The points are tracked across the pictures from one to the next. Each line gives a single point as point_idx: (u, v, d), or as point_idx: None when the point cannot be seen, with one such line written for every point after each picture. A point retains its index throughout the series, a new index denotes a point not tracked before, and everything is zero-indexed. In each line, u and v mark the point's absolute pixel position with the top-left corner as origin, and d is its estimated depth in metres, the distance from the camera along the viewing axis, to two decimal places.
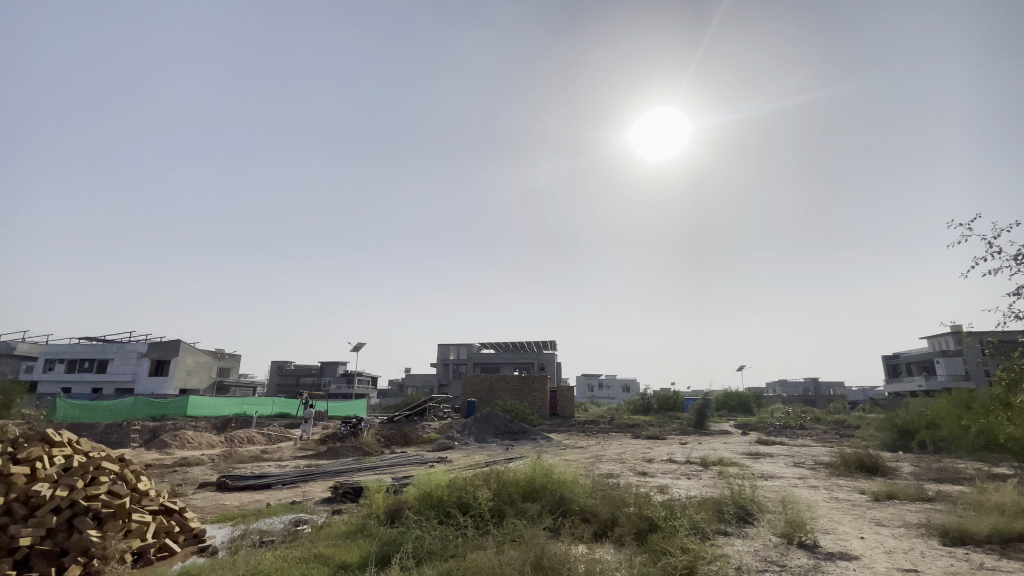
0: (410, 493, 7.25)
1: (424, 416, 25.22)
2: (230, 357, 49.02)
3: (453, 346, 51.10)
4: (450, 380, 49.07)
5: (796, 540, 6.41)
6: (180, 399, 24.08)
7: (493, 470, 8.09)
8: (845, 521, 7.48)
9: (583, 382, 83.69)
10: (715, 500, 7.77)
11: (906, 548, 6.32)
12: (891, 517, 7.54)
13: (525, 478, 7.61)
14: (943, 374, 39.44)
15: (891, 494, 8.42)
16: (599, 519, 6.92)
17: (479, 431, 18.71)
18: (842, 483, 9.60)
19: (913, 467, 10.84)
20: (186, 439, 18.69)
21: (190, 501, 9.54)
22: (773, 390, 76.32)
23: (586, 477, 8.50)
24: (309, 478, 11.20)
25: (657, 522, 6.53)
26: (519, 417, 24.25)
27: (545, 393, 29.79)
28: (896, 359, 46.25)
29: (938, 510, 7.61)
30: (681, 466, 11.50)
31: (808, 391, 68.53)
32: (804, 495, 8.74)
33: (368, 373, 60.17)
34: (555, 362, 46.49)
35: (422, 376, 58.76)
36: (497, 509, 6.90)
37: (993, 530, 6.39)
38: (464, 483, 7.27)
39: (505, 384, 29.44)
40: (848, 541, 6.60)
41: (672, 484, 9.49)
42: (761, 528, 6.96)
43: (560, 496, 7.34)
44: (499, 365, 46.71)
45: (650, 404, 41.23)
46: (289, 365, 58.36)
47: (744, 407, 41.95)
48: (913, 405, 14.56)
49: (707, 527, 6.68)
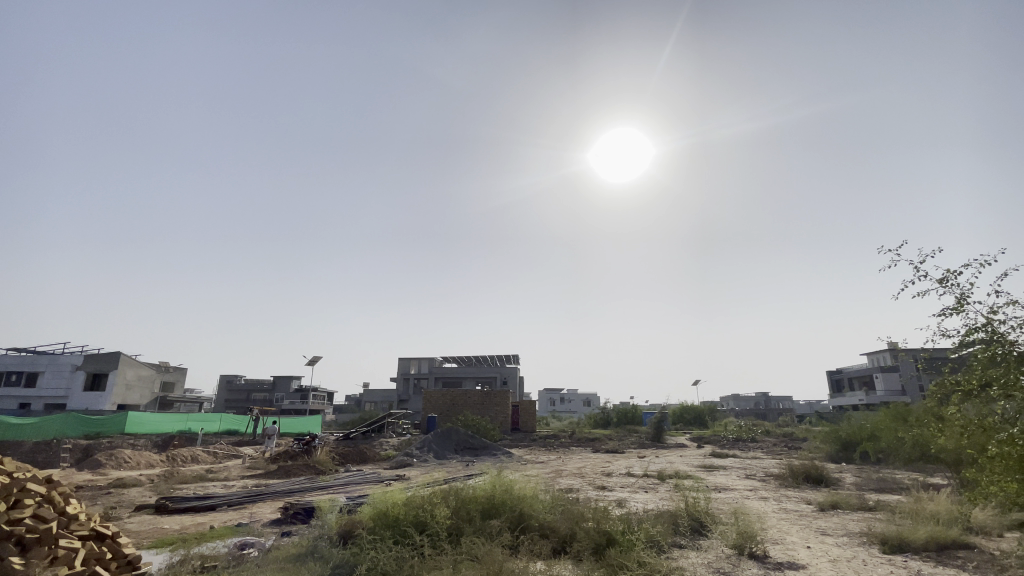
0: (364, 512, 7.00)
1: (382, 433, 24.57)
2: (175, 371, 46.50)
3: (414, 360, 50.20)
4: (411, 395, 48.10)
5: (747, 551, 6.59)
6: (118, 415, 22.50)
7: (451, 487, 7.94)
8: (792, 531, 7.76)
9: (545, 397, 84.02)
10: (671, 514, 7.92)
11: (849, 556, 6.60)
12: (835, 526, 7.88)
13: (484, 494, 7.50)
14: (882, 389, 41.84)
15: (834, 504, 8.81)
16: (558, 535, 6.91)
17: (439, 447, 18.37)
18: (790, 494, 9.97)
19: (855, 478, 11.39)
20: (123, 458, 17.49)
21: (124, 525, 8.88)
22: (727, 404, 78.90)
23: (546, 492, 8.47)
24: (258, 498, 10.66)
25: (615, 536, 6.58)
26: (480, 432, 24.04)
27: (508, 407, 29.65)
28: (839, 374, 48.78)
29: (878, 518, 8.02)
30: (639, 479, 11.66)
31: (758, 405, 71.39)
32: (755, 507, 9.01)
33: (324, 389, 58.28)
34: (517, 376, 46.48)
35: (382, 392, 57.39)
36: (455, 527, 6.76)
37: (928, 538, 6.74)
38: (421, 501, 7.09)
39: (467, 399, 29.15)
40: (795, 550, 6.82)
41: (630, 498, 9.59)
42: (714, 540, 7.11)
43: (519, 512, 7.26)
44: (461, 380, 46.32)
45: (611, 418, 41.77)
46: (239, 380, 55.94)
47: (699, 420, 43.10)
48: (855, 418, 15.33)
49: (663, 540, 6.78)
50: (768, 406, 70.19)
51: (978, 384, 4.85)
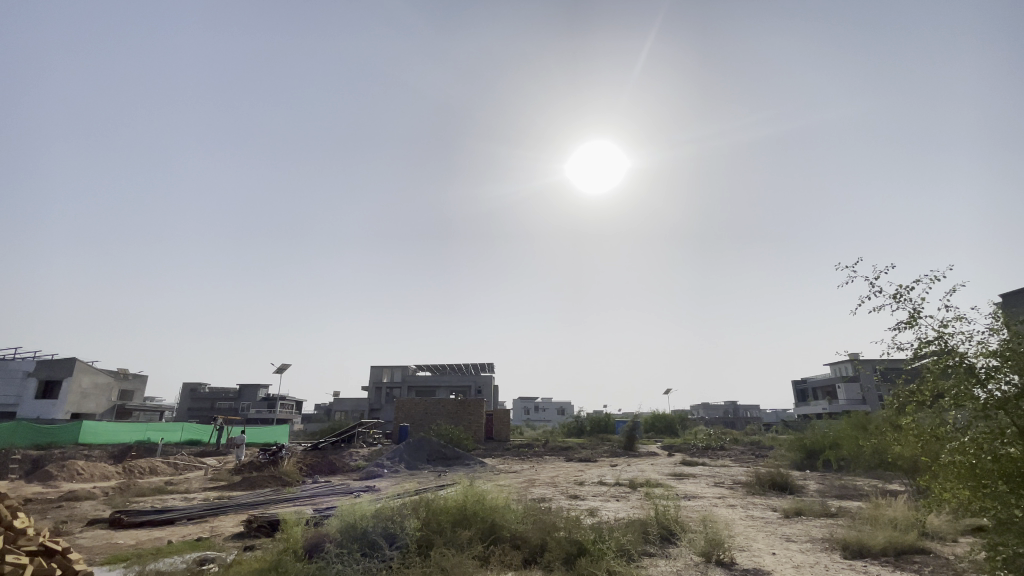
0: (332, 525, 6.83)
1: (352, 443, 24.07)
2: (134, 379, 44.66)
3: (386, 368, 49.37)
4: (383, 404, 47.36)
5: (714, 558, 6.69)
6: (72, 424, 21.42)
7: (422, 498, 7.82)
8: (758, 537, 7.92)
9: (519, 406, 84.04)
10: (641, 522, 7.99)
11: (812, 562, 6.76)
12: (799, 533, 8.07)
13: (455, 505, 7.41)
14: (844, 399, 43.14)
15: (799, 511, 9.04)
16: (529, 546, 6.86)
17: (410, 457, 18.12)
18: (756, 501, 10.18)
19: (818, 485, 11.72)
20: (76, 470, 16.62)
21: (75, 540, 8.44)
22: (697, 413, 80.26)
23: (518, 502, 8.41)
24: (220, 512, 10.28)
25: (586, 545, 6.59)
26: (453, 441, 23.79)
27: (481, 417, 29.44)
28: (804, 384, 50.32)
29: (840, 524, 8.25)
30: (610, 488, 11.73)
31: (727, 413, 72.97)
32: (723, 514, 9.16)
33: (293, 398, 56.80)
34: (491, 384, 46.29)
35: (353, 401, 56.29)
36: (426, 540, 6.66)
37: (887, 544, 6.97)
38: (391, 513, 6.96)
39: (440, 408, 28.83)
40: (761, 557, 6.96)
41: (601, 506, 9.63)
42: (683, 548, 7.19)
43: (490, 522, 7.18)
44: (435, 388, 45.89)
45: (584, 427, 42.01)
46: (203, 389, 54.09)
47: (671, 429, 43.74)
48: (819, 427, 15.79)
49: (633, 549, 6.83)
50: (735, 413, 73.38)
51: (932, 395, 5.05)
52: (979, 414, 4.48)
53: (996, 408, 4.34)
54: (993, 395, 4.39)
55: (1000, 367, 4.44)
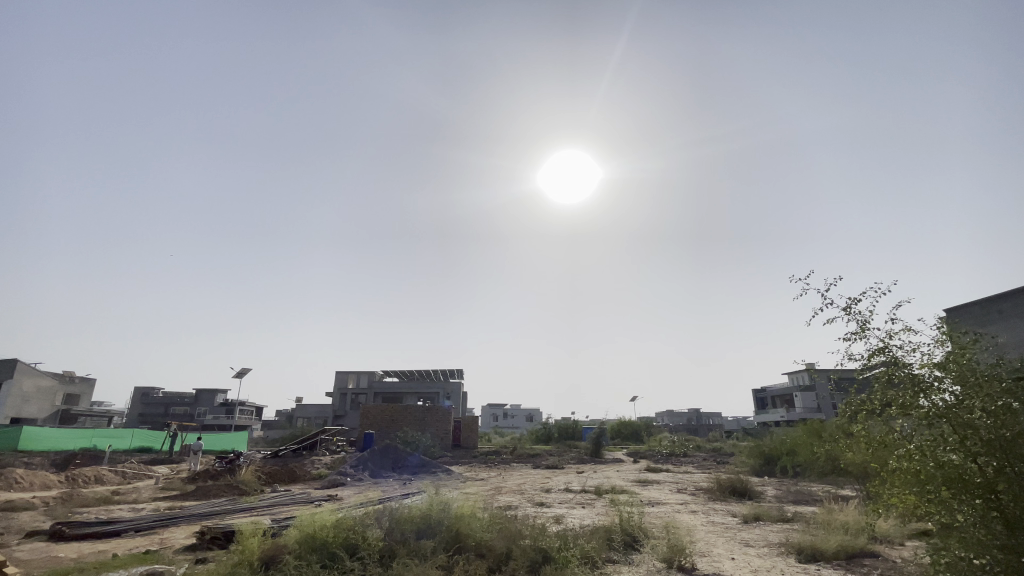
0: (290, 536, 6.63)
1: (314, 450, 23.42)
2: (82, 383, 42.41)
3: (352, 373, 48.40)
4: (348, 411, 46.36)
5: (676, 564, 6.80)
6: (11, 430, 20.12)
7: (385, 506, 7.67)
8: (718, 543, 8.10)
9: (488, 413, 83.86)
10: (605, 529, 8.07)
11: (769, 566, 6.95)
12: (757, 537, 8.30)
13: (420, 514, 7.29)
14: (800, 407, 44.80)
15: (757, 516, 9.29)
16: (493, 554, 6.80)
17: (375, 465, 17.74)
18: (717, 507, 10.43)
19: (775, 490, 12.10)
20: (14, 478, 15.58)
21: (10, 555, 7.88)
22: (662, 420, 81.84)
23: (484, 510, 8.34)
24: (170, 523, 9.79)
25: (550, 553, 6.65)
26: (420, 448, 23.49)
27: (449, 424, 29.16)
28: (763, 393, 52.00)
29: (795, 529, 8.52)
30: (576, 495, 11.78)
31: (691, 420, 74.64)
32: (685, 520, 9.34)
33: (253, 404, 54.93)
34: (460, 391, 45.96)
35: (317, 407, 54.79)
36: (389, 550, 6.52)
37: (840, 548, 7.24)
38: (352, 523, 6.78)
39: (407, 415, 28.40)
40: (721, 562, 7.11)
41: (567, 514, 9.67)
42: (646, 554, 7.29)
43: (455, 531, 7.09)
44: (402, 395, 45.22)
45: (552, 434, 42.20)
46: (157, 394, 51.74)
47: (636, 436, 44.40)
48: (777, 434, 16.35)
49: (597, 556, 6.89)
50: (698, 420, 74.99)
51: (881, 404, 5.27)
52: (923, 422, 4.72)
53: (938, 415, 4.58)
54: (936, 404, 4.64)
55: (942, 378, 4.70)
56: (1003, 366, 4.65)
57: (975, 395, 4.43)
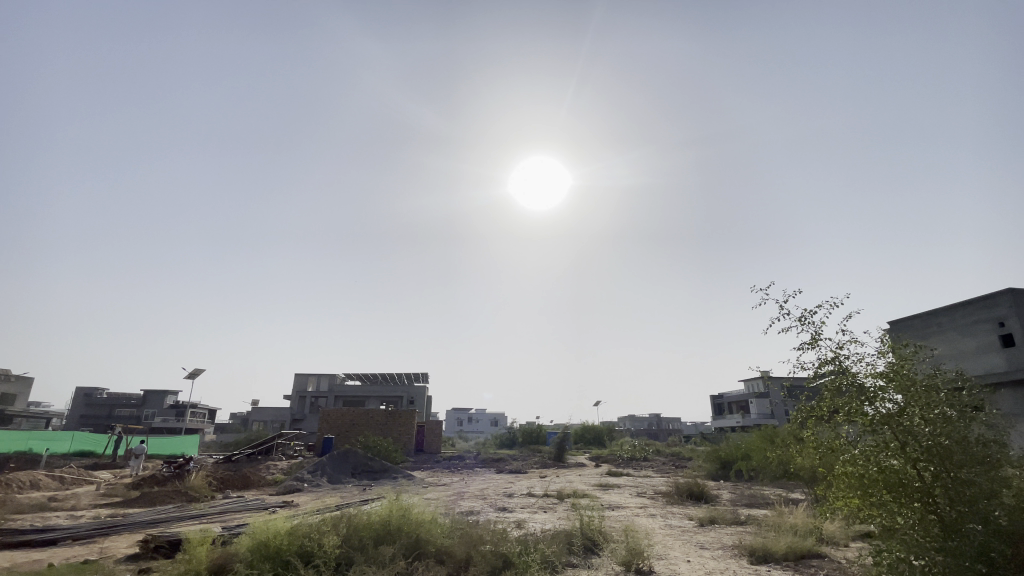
0: (242, 543, 6.39)
1: (270, 455, 22.63)
2: (17, 382, 39.73)
3: (313, 376, 47.13)
4: (307, 414, 45.05)
5: (634, 567, 6.93)
6: None
7: (343, 513, 7.49)
8: (675, 546, 8.28)
9: (452, 417, 83.37)
10: (566, 533, 8.12)
11: (722, 568, 7.17)
12: (712, 540, 8.53)
13: (379, 520, 7.16)
14: (756, 413, 46.39)
15: (712, 519, 9.56)
16: (453, 560, 6.74)
17: (334, 470, 17.31)
18: (675, 510, 10.68)
19: (730, 494, 12.47)
20: None
21: None
22: (624, 424, 83.23)
23: (446, 516, 8.25)
24: (112, 531, 9.25)
25: (511, 558, 6.68)
26: (381, 453, 23.05)
27: (412, 428, 28.75)
28: (720, 399, 53.64)
29: (747, 531, 8.82)
30: (539, 499, 11.82)
31: (652, 425, 76.24)
32: (644, 523, 9.51)
33: (206, 406, 52.68)
34: (424, 395, 45.45)
35: (274, 410, 53.02)
36: (345, 557, 6.36)
37: (789, 549, 7.52)
38: (308, 530, 6.57)
39: (369, 418, 27.84)
40: (677, 564, 7.28)
41: (529, 518, 9.68)
42: (605, 557, 7.38)
43: (415, 537, 6.99)
44: (365, 398, 44.36)
45: (516, 438, 42.25)
46: (101, 395, 48.98)
47: (599, 440, 44.97)
48: (733, 439, 16.87)
49: (557, 560, 6.94)
50: (659, 425, 76.63)
51: (829, 410, 5.49)
52: (868, 428, 4.98)
53: (882, 423, 4.84)
54: (879, 411, 4.90)
55: (885, 387, 4.96)
56: (941, 376, 4.95)
57: (914, 403, 4.72)
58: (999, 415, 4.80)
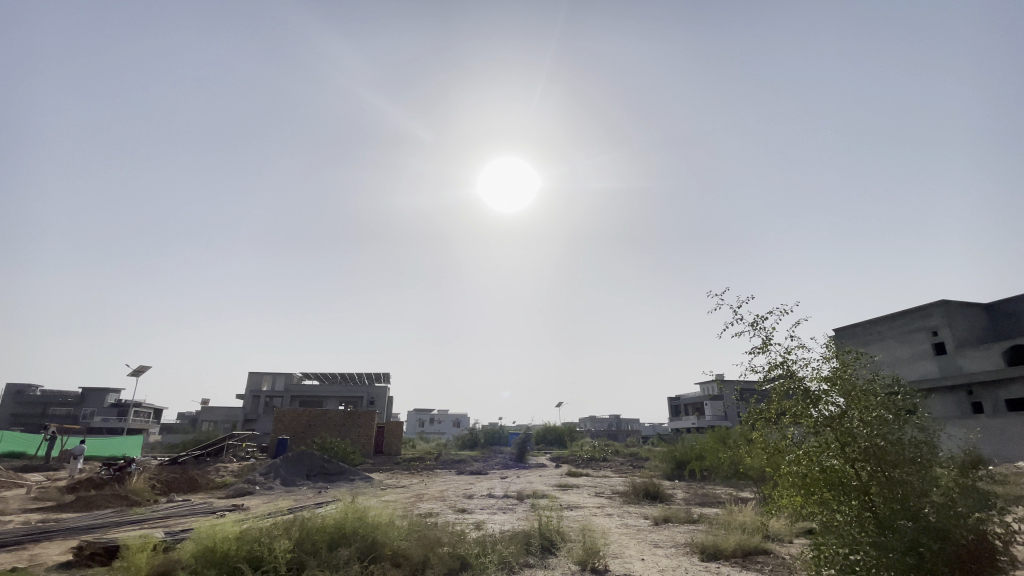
0: (186, 549, 6.12)
1: (220, 456, 21.74)
2: None
3: (268, 375, 45.64)
4: (261, 415, 43.52)
5: (589, 566, 7.04)
6: None
7: (296, 516, 7.27)
8: (631, 544, 8.47)
9: (413, 417, 82.52)
10: (524, 534, 8.17)
11: (675, 565, 7.38)
12: (666, 538, 8.77)
13: (334, 523, 6.99)
14: (710, 415, 47.99)
15: (667, 518, 9.82)
16: (410, 563, 6.67)
17: (288, 472, 16.81)
18: (631, 509, 10.91)
19: (685, 493, 12.84)
20: None
21: None
22: (585, 425, 84.42)
23: (403, 518, 8.15)
24: (43, 537, 8.64)
25: (468, 560, 6.66)
26: (338, 454, 22.53)
27: (371, 429, 28.23)
28: (678, 401, 55.23)
29: (699, 529, 9.11)
30: (499, 500, 11.86)
31: (611, 425, 77.83)
32: (601, 523, 9.67)
33: (151, 406, 50.14)
34: (385, 395, 44.74)
35: (226, 410, 50.97)
36: (297, 562, 6.18)
37: (737, 546, 7.81)
38: (258, 535, 6.34)
39: (326, 419, 27.14)
40: (631, 563, 7.44)
41: (488, 519, 9.69)
42: (562, 557, 7.47)
43: (371, 540, 6.86)
44: (323, 398, 43.29)
45: (478, 439, 42.18)
46: (33, 392, 45.87)
47: (560, 441, 45.47)
48: (688, 440, 17.38)
49: (514, 561, 6.98)
50: (618, 425, 78.34)
51: (776, 413, 5.70)
52: (812, 430, 5.23)
53: (824, 425, 5.11)
54: (823, 414, 5.17)
55: (828, 391, 5.22)
56: (879, 381, 5.25)
57: (855, 407, 4.99)
58: (931, 418, 5.13)
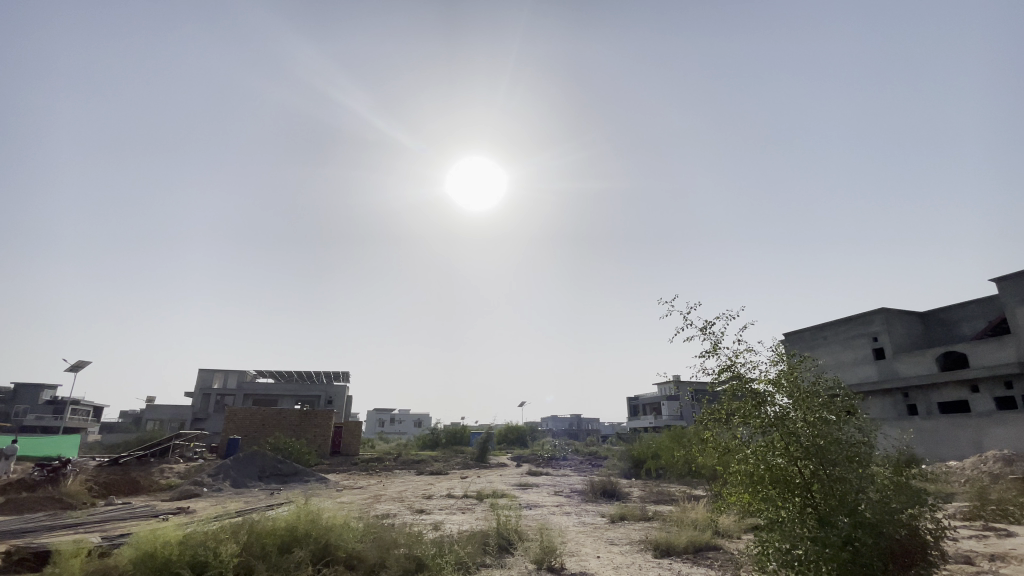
0: (124, 554, 5.84)
1: (165, 457, 20.77)
2: None
3: (220, 372, 43.98)
4: (211, 414, 41.84)
5: (546, 565, 7.10)
6: None
7: (244, 518, 7.02)
8: (587, 542, 8.61)
9: (373, 417, 81.23)
10: (482, 533, 8.17)
11: (629, 562, 7.53)
12: (621, 536, 8.95)
13: (285, 526, 6.80)
14: (667, 414, 49.36)
15: (623, 516, 10.04)
16: (365, 565, 6.56)
17: (239, 473, 16.24)
18: (588, 508, 11.08)
19: (640, 491, 13.14)
20: None
21: None
22: (547, 425, 85.12)
23: (358, 520, 8.01)
24: None
25: (424, 561, 6.59)
26: (293, 455, 21.93)
27: (329, 428, 27.60)
28: (637, 401, 56.49)
29: (653, 527, 9.35)
30: (458, 500, 11.81)
31: (573, 425, 78.90)
32: (559, 522, 9.78)
33: (90, 404, 47.35)
34: (344, 394, 43.85)
35: (173, 408, 48.68)
36: (244, 566, 5.97)
37: (689, 543, 8.05)
38: (203, 539, 6.06)
39: (281, 419, 26.35)
40: (587, 561, 7.55)
41: (445, 520, 9.66)
42: (518, 557, 7.50)
43: (324, 544, 6.70)
44: (279, 397, 42.02)
45: (439, 439, 41.91)
46: None
47: (522, 440, 45.74)
48: (645, 439, 17.78)
49: (471, 561, 6.96)
50: (579, 425, 79.40)
51: (726, 413, 5.88)
52: (760, 429, 5.44)
53: (771, 424, 5.33)
54: (770, 414, 5.39)
55: (774, 392, 5.45)
56: (822, 383, 5.49)
57: (799, 407, 5.23)
58: (868, 419, 5.42)
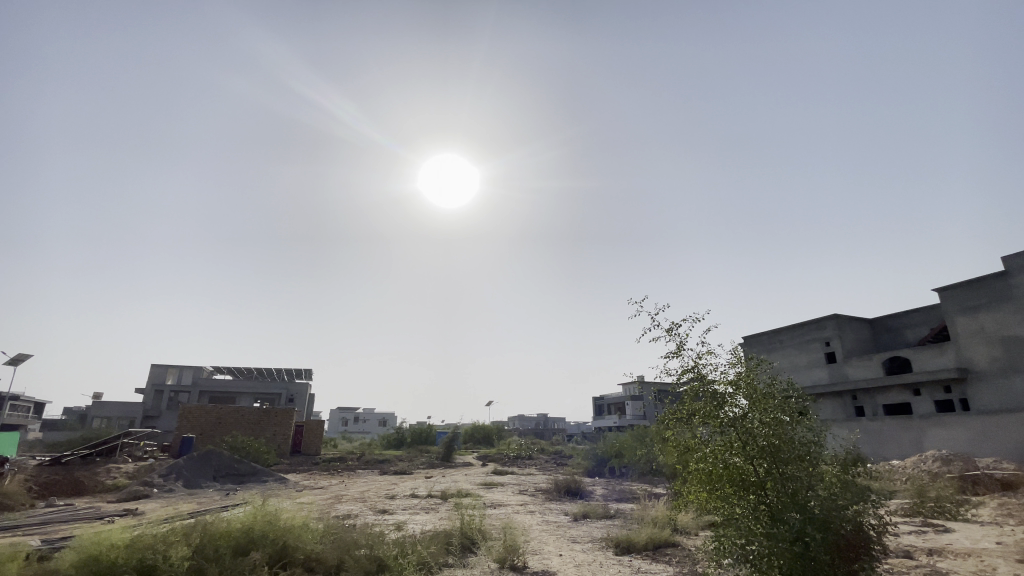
0: (64, 558, 5.53)
1: (113, 456, 19.78)
2: None
3: (174, 368, 42.19)
4: (164, 411, 40.10)
5: (508, 563, 7.13)
6: None
7: (197, 519, 6.76)
8: (550, 541, 8.68)
9: (336, 416, 79.59)
10: (445, 533, 8.13)
11: (590, 560, 7.63)
12: (584, 534, 9.07)
13: (240, 527, 6.59)
14: (631, 414, 50.30)
15: (585, 514, 10.18)
16: (324, 567, 6.44)
17: (192, 473, 15.63)
18: (552, 506, 11.20)
19: (603, 490, 13.35)
20: None
21: None
22: (512, 424, 85.30)
23: (318, 520, 7.84)
24: None
25: (386, 561, 6.51)
26: (252, 454, 21.26)
27: (289, 428, 26.88)
28: (602, 401, 57.33)
29: (615, 524, 9.51)
30: (422, 500, 11.70)
31: (539, 424, 79.42)
32: (522, 520, 9.84)
33: (29, 400, 44.58)
34: (307, 392, 42.79)
35: (122, 405, 46.30)
36: (196, 569, 5.74)
37: (649, 540, 8.22)
38: (153, 540, 5.81)
39: (239, 418, 25.50)
40: (550, 559, 7.61)
41: (409, 519, 9.57)
42: (481, 556, 7.48)
43: (282, 545, 6.53)
44: (237, 394, 40.62)
45: (404, 438, 41.38)
46: None
47: (488, 440, 45.69)
48: (609, 438, 18.04)
49: (433, 561, 6.92)
50: (546, 425, 79.83)
51: (687, 413, 6.01)
52: (718, 429, 5.60)
53: (729, 424, 5.51)
54: (728, 415, 5.57)
55: (733, 393, 5.63)
56: (777, 385, 5.71)
57: (756, 408, 5.43)
58: (819, 420, 5.68)
